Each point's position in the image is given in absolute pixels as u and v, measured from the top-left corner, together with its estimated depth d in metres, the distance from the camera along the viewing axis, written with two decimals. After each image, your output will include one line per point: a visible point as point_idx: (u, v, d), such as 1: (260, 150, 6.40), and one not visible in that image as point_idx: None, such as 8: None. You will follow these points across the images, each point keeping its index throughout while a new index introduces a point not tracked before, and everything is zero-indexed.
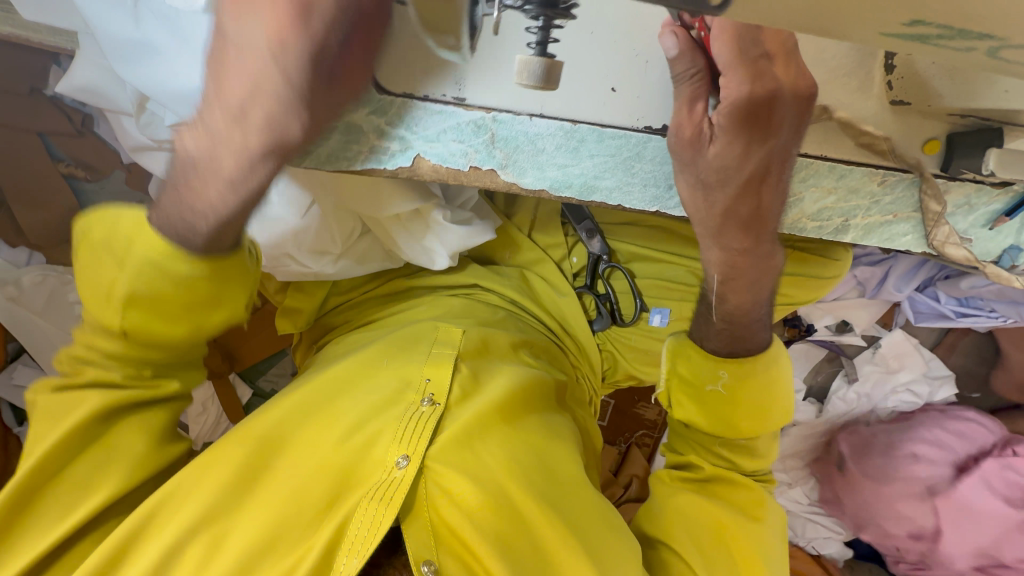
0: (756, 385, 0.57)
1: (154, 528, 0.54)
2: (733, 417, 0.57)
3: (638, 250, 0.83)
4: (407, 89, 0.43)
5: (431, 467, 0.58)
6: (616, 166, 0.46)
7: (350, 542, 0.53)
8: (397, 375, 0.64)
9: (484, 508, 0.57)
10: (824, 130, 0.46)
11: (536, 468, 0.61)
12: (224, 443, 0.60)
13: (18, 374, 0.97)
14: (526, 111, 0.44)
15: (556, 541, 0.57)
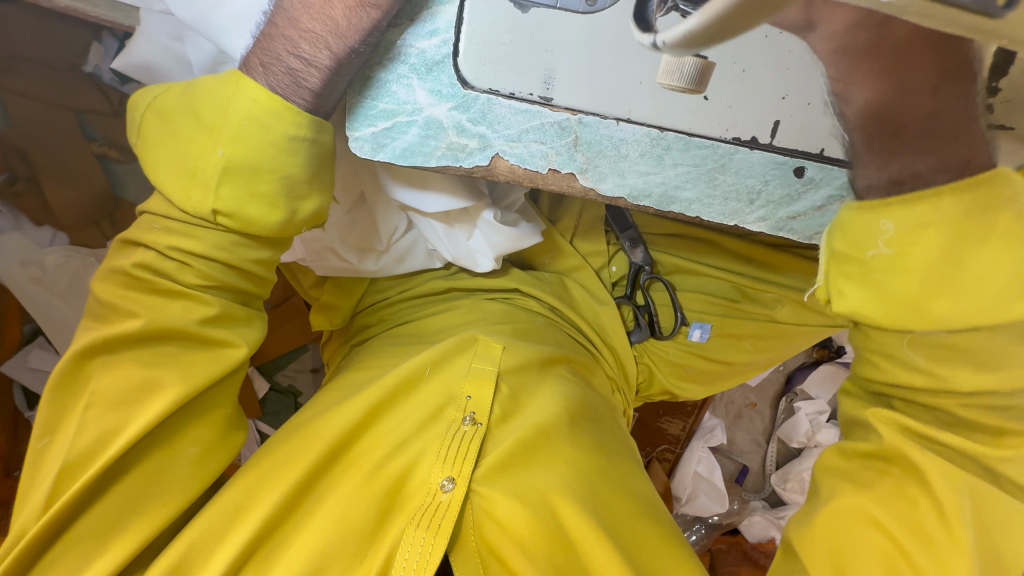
0: (950, 243, 0.41)
1: (208, 546, 0.56)
2: (919, 297, 0.43)
3: (682, 262, 0.81)
4: (493, 84, 0.41)
5: (478, 491, 0.59)
6: (699, 177, 0.45)
7: (397, 574, 0.54)
8: (441, 389, 0.65)
9: (535, 536, 0.57)
10: None
11: (582, 494, 0.61)
12: (273, 453, 0.62)
13: (32, 357, 0.93)
14: (614, 115, 0.42)
15: (608, 573, 0.56)
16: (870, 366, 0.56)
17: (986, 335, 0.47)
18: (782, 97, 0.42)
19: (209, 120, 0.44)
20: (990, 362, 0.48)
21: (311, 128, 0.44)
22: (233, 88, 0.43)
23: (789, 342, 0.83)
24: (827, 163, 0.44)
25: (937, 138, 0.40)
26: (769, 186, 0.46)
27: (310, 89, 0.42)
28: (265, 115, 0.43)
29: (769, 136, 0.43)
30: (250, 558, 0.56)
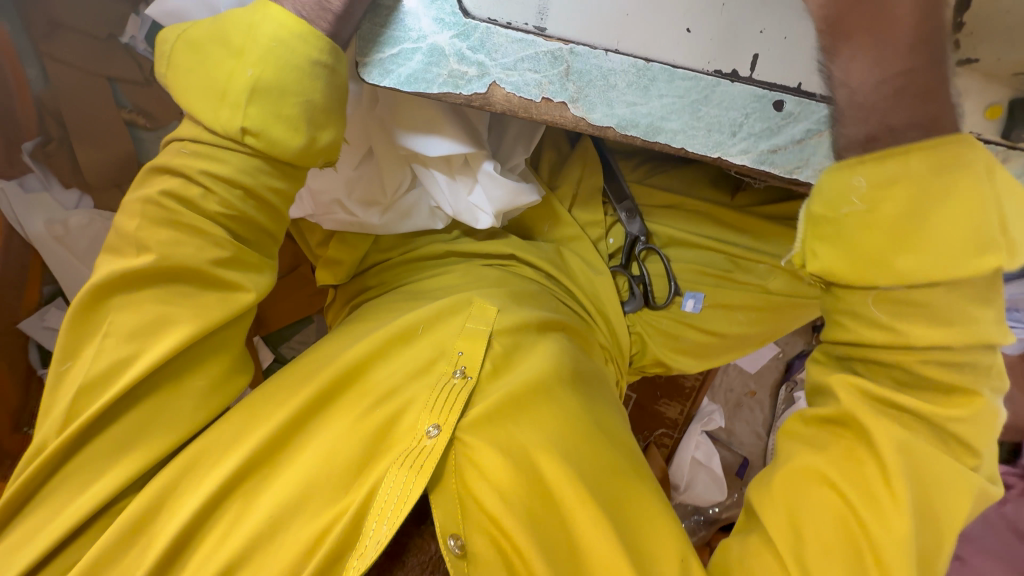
0: (917, 197, 0.43)
1: (196, 478, 0.56)
2: (881, 248, 0.45)
3: (677, 234, 0.81)
4: (492, 15, 0.45)
5: (462, 440, 0.57)
6: (683, 108, 0.48)
7: (378, 507, 0.53)
8: (433, 343, 0.64)
9: (517, 483, 0.56)
10: None
11: (568, 449, 0.59)
12: (263, 397, 0.61)
13: (49, 317, 0.95)
14: (602, 46, 0.46)
15: (586, 523, 0.55)
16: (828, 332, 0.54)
17: (946, 290, 0.45)
18: (759, 31, 0.45)
19: (238, 43, 0.48)
20: (947, 318, 0.46)
21: (331, 56, 0.48)
22: (261, 14, 0.47)
23: (784, 316, 0.84)
24: (804, 97, 0.47)
25: (907, 99, 0.43)
26: (750, 119, 0.48)
27: (333, 11, 0.47)
28: (292, 39, 0.47)
29: (749, 69, 0.46)
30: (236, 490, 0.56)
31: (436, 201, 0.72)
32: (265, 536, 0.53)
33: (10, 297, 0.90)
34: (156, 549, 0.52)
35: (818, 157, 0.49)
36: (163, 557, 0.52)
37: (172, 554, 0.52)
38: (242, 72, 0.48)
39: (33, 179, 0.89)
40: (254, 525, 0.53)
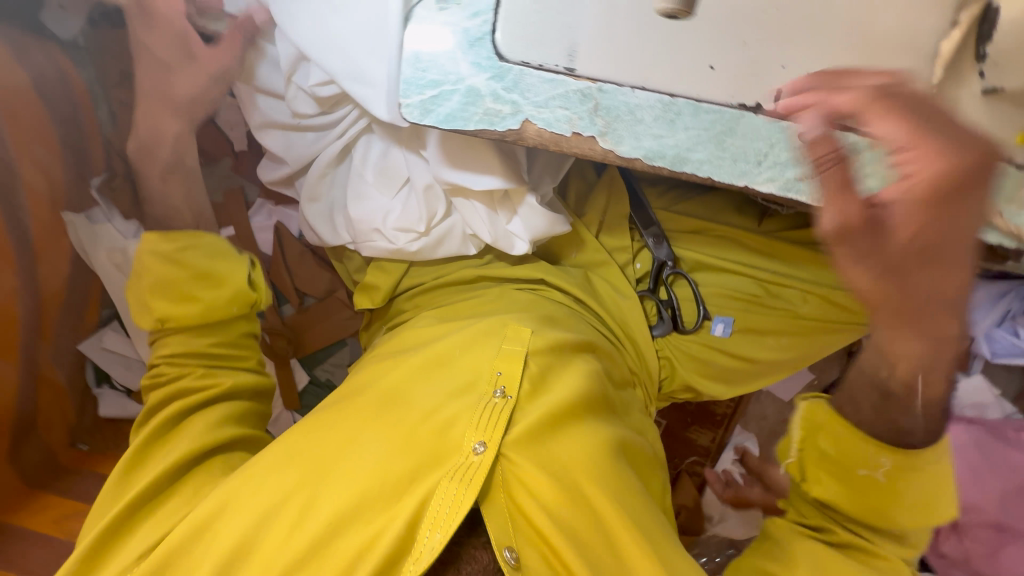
0: (933, 483, 0.56)
1: (250, 483, 0.57)
2: (876, 500, 0.57)
3: (706, 259, 0.82)
4: (526, 57, 0.48)
5: (508, 457, 0.58)
6: (709, 140, 0.49)
7: (431, 519, 0.54)
8: (467, 368, 0.63)
9: (559, 501, 0.57)
10: None
11: (604, 469, 0.60)
12: (318, 419, 0.62)
13: (106, 338, 1.04)
14: (630, 83, 0.48)
15: (626, 538, 0.57)
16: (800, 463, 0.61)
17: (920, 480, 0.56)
18: (781, 66, 0.47)
19: (222, 252, 0.72)
20: (922, 500, 0.56)
21: None
22: None
23: (819, 341, 0.83)
24: (830, 128, 0.48)
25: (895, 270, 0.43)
26: (775, 150, 0.49)
27: None
28: None
29: (773, 102, 0.48)
30: (292, 499, 0.55)
31: (473, 229, 0.74)
32: (323, 542, 0.54)
33: (71, 321, 0.96)
34: (221, 544, 0.54)
35: None
36: (226, 555, 0.53)
37: (233, 554, 0.54)
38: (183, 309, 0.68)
39: (99, 212, 0.96)
40: (313, 534, 0.53)
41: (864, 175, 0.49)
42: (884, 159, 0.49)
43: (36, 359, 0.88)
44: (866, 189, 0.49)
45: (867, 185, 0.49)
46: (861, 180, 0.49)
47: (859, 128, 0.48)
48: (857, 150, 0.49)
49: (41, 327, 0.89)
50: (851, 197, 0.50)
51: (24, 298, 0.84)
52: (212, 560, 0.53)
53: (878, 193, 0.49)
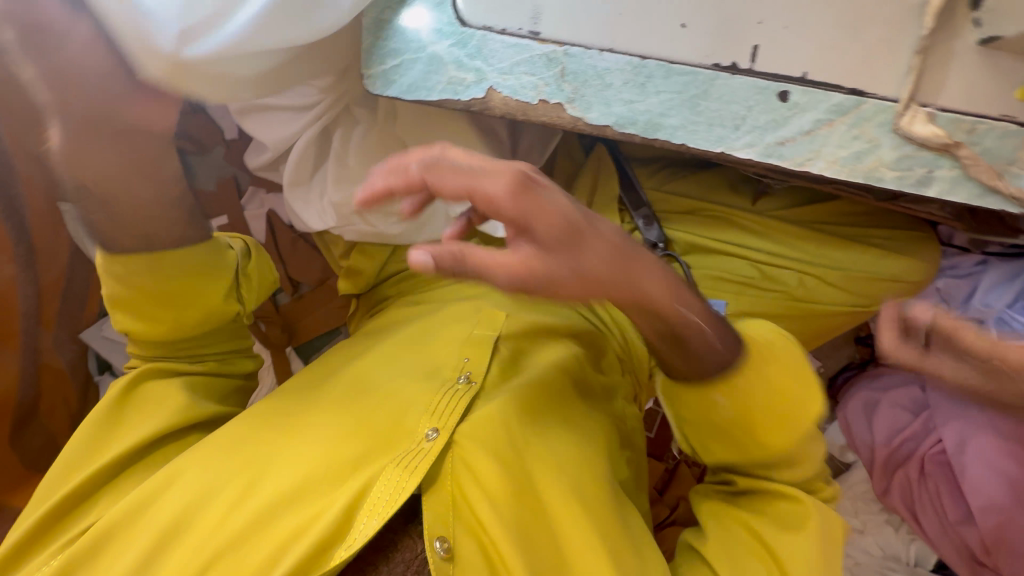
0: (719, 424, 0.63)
1: (198, 462, 0.57)
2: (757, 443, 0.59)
3: (699, 241, 0.77)
4: (488, 22, 0.47)
5: (459, 443, 0.56)
6: (682, 103, 0.47)
7: (370, 505, 0.52)
8: (432, 355, 0.64)
9: (506, 489, 0.54)
10: (908, 63, 0.44)
11: (567, 459, 0.58)
12: (276, 406, 0.62)
13: (107, 327, 1.03)
14: (597, 46, 0.47)
15: (573, 532, 0.54)
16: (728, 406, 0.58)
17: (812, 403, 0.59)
18: (757, 22, 0.45)
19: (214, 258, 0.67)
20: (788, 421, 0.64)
21: None
22: None
23: (822, 325, 0.79)
24: (811, 87, 0.45)
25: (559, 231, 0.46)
26: (754, 112, 0.46)
27: None
28: None
29: (750, 61, 0.46)
30: (235, 481, 0.55)
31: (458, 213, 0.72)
32: (258, 525, 0.52)
33: (74, 309, 0.98)
34: (158, 521, 0.54)
35: (830, 146, 0.46)
36: (162, 533, 0.53)
37: (167, 535, 0.53)
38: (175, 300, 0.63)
39: None
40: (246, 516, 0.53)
41: (851, 137, 0.46)
42: (873, 119, 0.46)
43: (38, 344, 0.91)
44: (854, 152, 0.46)
45: (854, 147, 0.46)
46: (847, 143, 0.46)
47: (843, 86, 0.45)
48: (843, 110, 0.46)
49: (41, 313, 0.91)
50: (838, 161, 0.47)
51: (24, 285, 0.86)
52: (146, 538, 0.53)
53: (867, 157, 0.46)
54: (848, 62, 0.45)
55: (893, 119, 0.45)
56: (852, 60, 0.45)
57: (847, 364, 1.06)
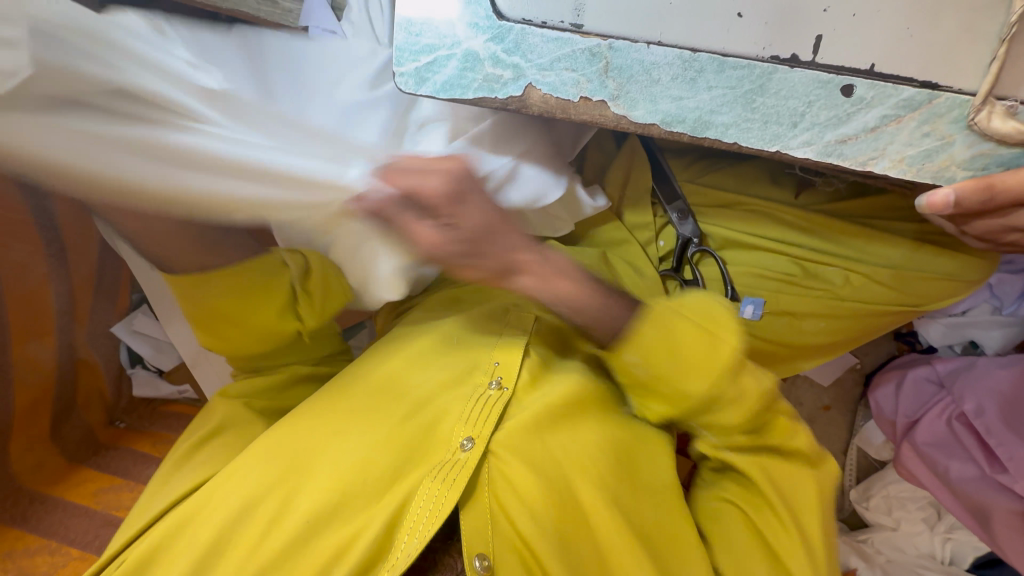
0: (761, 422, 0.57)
1: (235, 477, 0.57)
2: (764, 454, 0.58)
3: (736, 236, 0.74)
4: (527, 15, 0.44)
5: (496, 457, 0.56)
6: (736, 99, 0.44)
7: (411, 521, 0.52)
8: (467, 358, 0.63)
9: (546, 504, 0.54)
10: (1006, 52, 0.40)
11: (608, 470, 0.57)
12: (304, 413, 0.60)
13: (137, 321, 1.03)
14: (644, 38, 0.43)
15: (622, 549, 0.53)
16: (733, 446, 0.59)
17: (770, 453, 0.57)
18: (823, 9, 0.41)
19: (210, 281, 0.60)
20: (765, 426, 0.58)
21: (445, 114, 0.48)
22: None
23: (873, 321, 0.76)
24: (879, 80, 0.42)
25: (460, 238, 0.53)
26: (815, 108, 0.43)
27: None
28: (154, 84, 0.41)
29: (812, 53, 0.42)
30: (273, 494, 0.55)
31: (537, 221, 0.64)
32: (303, 537, 0.53)
33: (104, 305, 0.98)
34: (204, 535, 0.54)
35: (897, 145, 0.43)
36: (214, 536, 0.54)
37: (213, 549, 0.54)
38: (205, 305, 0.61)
39: None
40: (291, 530, 0.53)
41: (921, 134, 0.43)
42: (946, 115, 0.42)
43: (72, 340, 0.92)
44: (924, 150, 0.43)
45: (924, 145, 0.43)
46: (917, 141, 0.43)
47: (914, 80, 0.42)
48: (913, 105, 0.42)
49: (74, 310, 0.92)
50: (904, 160, 0.44)
51: (57, 284, 0.86)
52: (189, 555, 0.53)
53: (937, 155, 0.43)
54: (917, 51, 0.41)
55: (969, 115, 0.41)
56: (926, 48, 0.41)
57: (886, 359, 1.03)
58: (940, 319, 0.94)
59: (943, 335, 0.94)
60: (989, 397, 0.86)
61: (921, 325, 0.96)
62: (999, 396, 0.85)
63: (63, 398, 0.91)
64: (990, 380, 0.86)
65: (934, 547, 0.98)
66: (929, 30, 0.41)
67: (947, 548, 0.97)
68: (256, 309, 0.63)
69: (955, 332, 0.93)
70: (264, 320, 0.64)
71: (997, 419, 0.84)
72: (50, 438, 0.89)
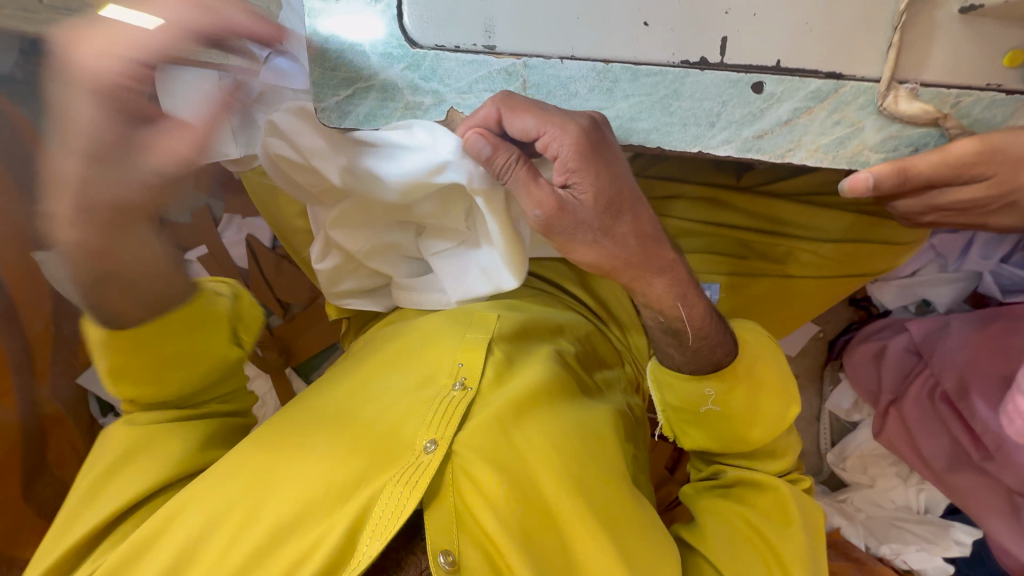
0: (755, 397, 0.57)
1: (193, 499, 0.55)
2: (737, 433, 0.58)
3: (689, 226, 0.75)
4: (439, 41, 0.45)
5: (459, 455, 0.56)
6: (653, 105, 0.44)
7: (373, 524, 0.52)
8: (432, 362, 0.63)
9: (506, 496, 0.54)
10: (899, 39, 0.42)
11: (567, 455, 0.58)
12: (269, 430, 0.61)
13: (102, 368, 1.00)
14: (556, 54, 0.44)
15: (581, 535, 0.54)
16: (692, 402, 0.58)
17: (738, 399, 0.57)
18: (725, 12, 0.42)
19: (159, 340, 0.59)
20: (757, 382, 0.57)
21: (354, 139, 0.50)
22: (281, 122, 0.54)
23: (826, 292, 0.79)
24: (786, 75, 0.43)
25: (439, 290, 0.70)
26: (728, 107, 0.44)
27: None
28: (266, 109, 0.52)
29: (720, 54, 0.43)
30: (235, 509, 0.54)
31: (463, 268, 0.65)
32: (265, 549, 0.52)
33: (66, 355, 0.95)
34: (162, 555, 0.52)
35: (811, 135, 0.44)
36: (176, 553, 0.52)
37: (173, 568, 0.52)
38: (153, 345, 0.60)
39: None
40: (253, 543, 0.52)
41: (832, 123, 0.44)
42: (853, 103, 0.43)
43: (35, 398, 0.90)
44: (836, 138, 0.44)
45: (836, 133, 0.44)
46: (829, 129, 0.44)
47: (820, 71, 0.43)
48: (822, 96, 0.43)
49: (32, 366, 0.88)
50: (820, 149, 0.45)
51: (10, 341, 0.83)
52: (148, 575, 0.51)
53: (850, 142, 0.44)
54: (820, 44, 0.42)
55: (876, 100, 0.43)
56: (829, 41, 0.42)
57: (847, 326, 1.07)
58: (892, 282, 0.97)
59: (896, 297, 0.97)
60: (973, 372, 0.86)
61: (875, 289, 0.99)
62: (982, 373, 0.86)
63: (32, 457, 0.88)
64: (969, 358, 0.87)
65: (908, 498, 1.02)
66: (828, 23, 0.42)
67: (921, 498, 1.01)
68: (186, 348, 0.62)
69: (907, 291, 0.97)
70: (206, 352, 0.63)
71: (980, 399, 0.85)
72: (21, 497, 0.85)
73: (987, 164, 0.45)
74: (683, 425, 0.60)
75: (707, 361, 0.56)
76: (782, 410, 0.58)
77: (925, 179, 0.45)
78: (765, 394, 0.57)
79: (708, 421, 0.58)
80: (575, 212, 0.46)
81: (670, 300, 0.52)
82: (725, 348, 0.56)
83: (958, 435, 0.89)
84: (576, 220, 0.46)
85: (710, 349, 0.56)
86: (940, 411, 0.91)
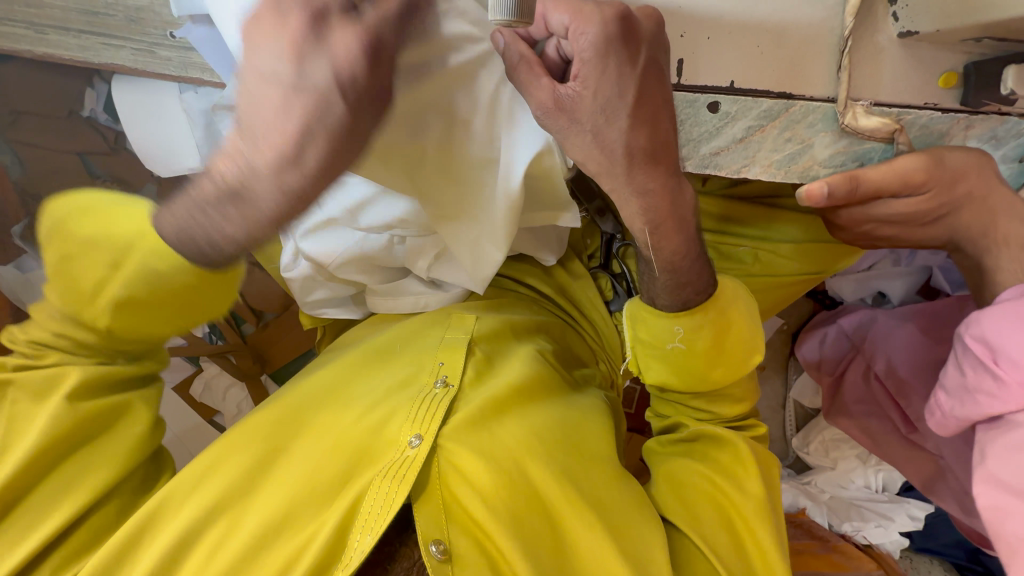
0: (719, 333, 0.58)
1: (176, 507, 0.54)
2: (701, 370, 0.60)
3: None
4: None
5: (443, 449, 0.57)
6: None
7: (362, 520, 0.52)
8: (412, 361, 0.65)
9: (495, 486, 0.55)
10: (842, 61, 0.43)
11: (551, 444, 0.60)
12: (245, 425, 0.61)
13: None
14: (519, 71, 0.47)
15: (571, 516, 0.56)
16: (662, 336, 0.58)
17: (705, 335, 0.58)
18: (679, 35, 0.44)
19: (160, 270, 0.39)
20: (724, 323, 0.58)
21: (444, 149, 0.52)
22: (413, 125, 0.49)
23: (791, 289, 0.82)
24: (740, 95, 0.45)
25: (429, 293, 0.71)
26: (686, 126, 0.46)
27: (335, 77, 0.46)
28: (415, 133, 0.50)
29: (676, 76, 0.45)
30: (222, 510, 0.54)
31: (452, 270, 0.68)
32: (250, 553, 0.52)
33: None
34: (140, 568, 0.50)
35: (764, 151, 0.47)
36: (164, 556, 0.51)
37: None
38: (111, 288, 0.43)
39: None
40: (239, 547, 0.52)
41: (784, 140, 0.46)
42: (803, 121, 0.45)
43: None
44: (787, 154, 0.47)
45: (787, 149, 0.47)
46: (781, 146, 0.47)
47: (771, 91, 0.45)
48: (773, 115, 0.45)
49: None
50: (773, 164, 0.48)
51: None
52: None
53: (800, 158, 0.47)
54: (772, 67, 0.44)
55: (837, 114, 0.44)
56: (778, 63, 0.44)
57: (808, 317, 1.12)
58: (850, 275, 1.02)
59: (853, 289, 1.02)
60: (899, 353, 0.90)
61: (834, 283, 1.04)
62: (904, 352, 0.89)
63: None
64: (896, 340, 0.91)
65: (866, 477, 1.09)
66: (777, 46, 0.44)
67: (878, 477, 1.08)
68: (113, 218, 0.41)
69: (864, 284, 1.01)
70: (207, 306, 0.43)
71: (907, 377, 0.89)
72: None
73: (931, 177, 0.46)
74: (648, 360, 0.62)
75: (686, 297, 0.56)
76: (747, 349, 0.60)
77: (874, 189, 0.46)
78: (729, 339, 0.59)
79: (674, 360, 0.60)
80: (575, 109, 0.42)
81: (640, 224, 0.50)
82: (701, 287, 0.57)
83: (890, 410, 0.93)
84: (572, 118, 0.43)
85: (688, 279, 0.55)
86: (877, 390, 0.95)
